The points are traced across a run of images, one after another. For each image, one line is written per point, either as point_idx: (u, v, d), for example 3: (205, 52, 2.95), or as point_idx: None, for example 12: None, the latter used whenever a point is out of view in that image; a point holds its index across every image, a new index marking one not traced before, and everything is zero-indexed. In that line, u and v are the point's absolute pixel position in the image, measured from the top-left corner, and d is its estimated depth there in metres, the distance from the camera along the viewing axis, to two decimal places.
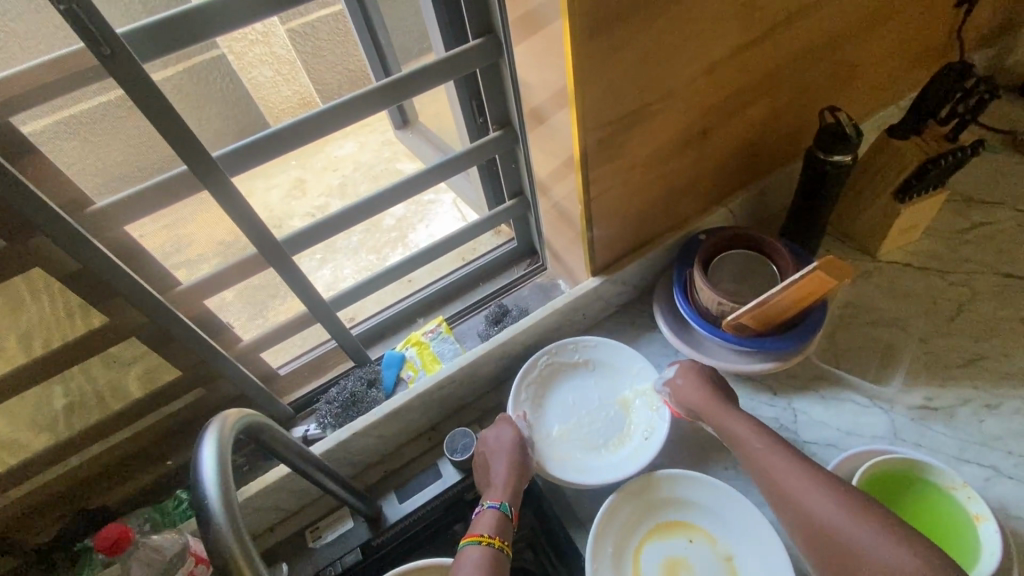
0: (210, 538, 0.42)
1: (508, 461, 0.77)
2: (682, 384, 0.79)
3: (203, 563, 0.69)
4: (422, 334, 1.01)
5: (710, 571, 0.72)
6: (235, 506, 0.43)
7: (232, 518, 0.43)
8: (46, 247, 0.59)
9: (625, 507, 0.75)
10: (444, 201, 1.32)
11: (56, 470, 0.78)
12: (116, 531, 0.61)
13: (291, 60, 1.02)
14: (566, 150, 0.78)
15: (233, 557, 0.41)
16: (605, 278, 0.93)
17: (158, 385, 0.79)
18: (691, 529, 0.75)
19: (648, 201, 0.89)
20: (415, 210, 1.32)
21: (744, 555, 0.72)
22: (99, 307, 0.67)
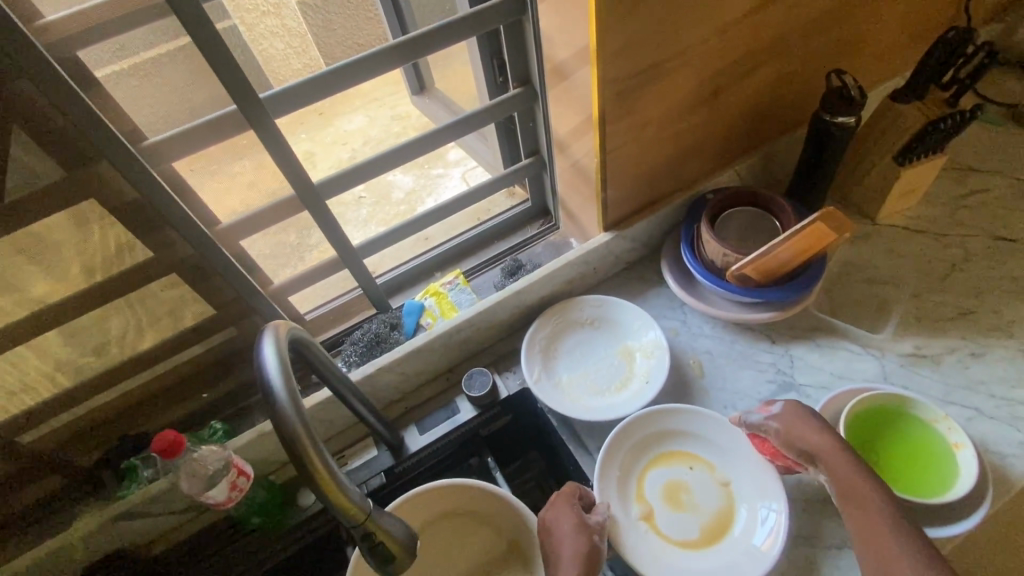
0: (280, 421, 0.48)
1: (581, 548, 0.68)
2: (796, 424, 0.72)
3: (244, 475, 0.76)
4: (441, 286, 1.06)
5: (707, 494, 0.78)
6: (296, 394, 0.49)
7: (295, 406, 0.48)
8: (106, 174, 0.65)
9: (631, 438, 0.81)
10: (453, 176, 1.39)
11: (104, 396, 0.83)
12: (170, 437, 0.67)
13: (302, 33, 1.19)
14: (585, 107, 0.82)
15: (297, 435, 0.47)
16: (616, 234, 0.97)
17: (196, 321, 0.85)
18: (692, 458, 0.81)
19: (660, 160, 0.93)
20: (425, 184, 1.39)
21: (740, 481, 0.78)
22: (152, 238, 0.73)
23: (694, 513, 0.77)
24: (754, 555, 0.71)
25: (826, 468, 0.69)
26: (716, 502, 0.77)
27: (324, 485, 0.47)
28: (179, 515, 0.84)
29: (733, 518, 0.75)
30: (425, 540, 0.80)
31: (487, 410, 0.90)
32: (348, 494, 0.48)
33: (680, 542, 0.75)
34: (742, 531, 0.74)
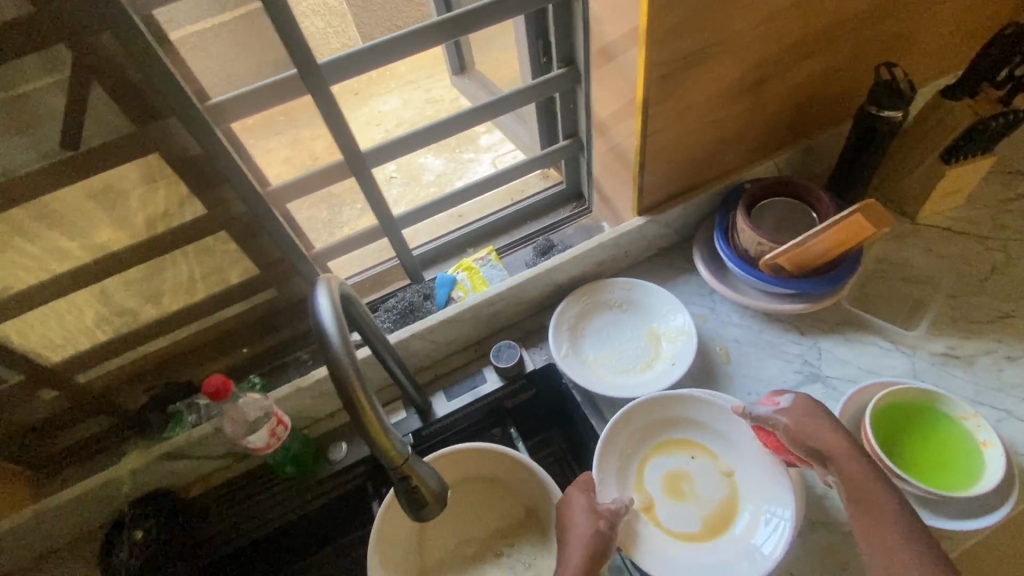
0: (332, 363, 0.50)
1: (592, 530, 0.68)
2: (807, 423, 0.70)
3: (282, 425, 0.80)
4: (473, 261, 1.08)
5: (709, 483, 0.80)
6: (347, 337, 0.52)
7: (346, 350, 0.51)
8: (173, 129, 0.69)
9: (636, 424, 0.83)
10: (483, 161, 1.40)
11: (153, 345, 0.88)
12: (220, 381, 0.70)
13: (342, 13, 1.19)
14: (629, 89, 0.83)
15: (348, 373, 0.49)
16: (650, 218, 0.98)
17: (240, 280, 0.89)
18: (694, 447, 0.82)
19: (700, 146, 0.93)
20: (454, 166, 1.39)
21: (741, 470, 0.79)
22: (208, 194, 0.77)
23: (696, 503, 0.79)
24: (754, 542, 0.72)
25: (836, 469, 0.67)
26: (718, 492, 0.79)
27: (369, 424, 0.50)
28: (216, 460, 0.89)
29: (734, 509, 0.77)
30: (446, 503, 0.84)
31: (514, 381, 0.93)
32: (390, 438, 0.51)
33: (681, 531, 0.76)
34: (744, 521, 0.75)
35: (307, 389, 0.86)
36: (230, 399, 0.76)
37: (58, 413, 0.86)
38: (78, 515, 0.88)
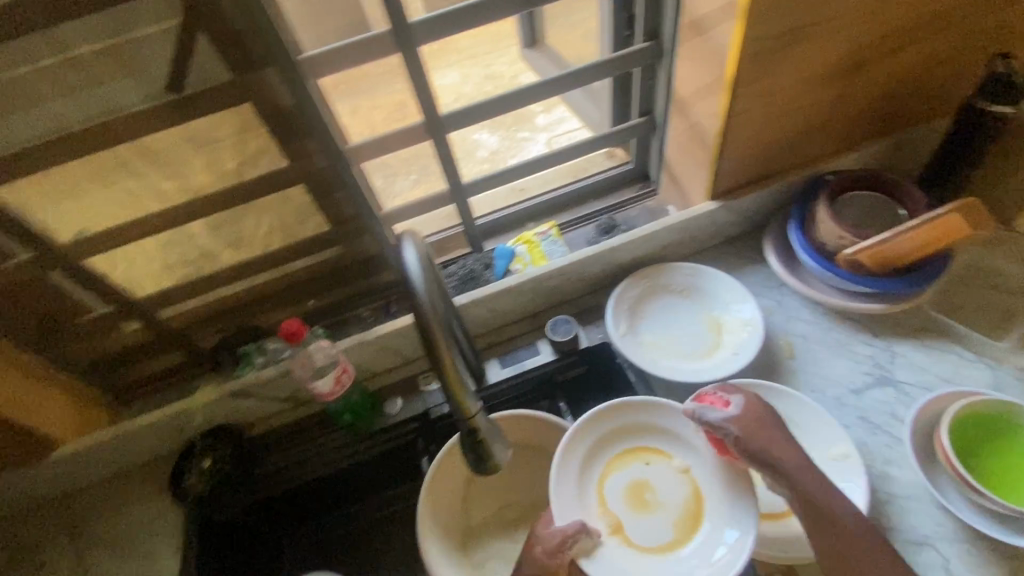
0: (417, 312, 0.52)
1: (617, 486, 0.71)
2: (756, 433, 0.65)
3: (348, 373, 0.85)
4: (534, 235, 1.07)
5: (670, 484, 0.77)
6: (432, 288, 0.53)
7: (430, 301, 0.52)
8: (269, 79, 0.71)
9: (587, 439, 0.78)
10: (537, 141, 1.37)
11: (227, 289, 0.93)
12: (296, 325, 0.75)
13: None
14: (718, 65, 0.80)
15: (432, 324, 0.51)
16: (722, 203, 0.96)
17: (311, 234, 0.92)
18: (646, 453, 0.79)
19: (784, 132, 0.89)
20: (508, 145, 1.35)
21: (696, 465, 0.77)
22: (293, 146, 0.79)
23: (661, 510, 0.75)
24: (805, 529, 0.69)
25: (784, 479, 0.63)
26: (679, 493, 0.76)
27: (447, 374, 0.52)
28: (281, 404, 0.94)
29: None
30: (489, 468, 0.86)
31: (568, 356, 0.93)
32: (465, 390, 0.53)
33: (652, 544, 0.73)
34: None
35: (369, 344, 0.91)
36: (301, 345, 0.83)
37: (142, 343, 0.93)
38: (150, 442, 0.93)
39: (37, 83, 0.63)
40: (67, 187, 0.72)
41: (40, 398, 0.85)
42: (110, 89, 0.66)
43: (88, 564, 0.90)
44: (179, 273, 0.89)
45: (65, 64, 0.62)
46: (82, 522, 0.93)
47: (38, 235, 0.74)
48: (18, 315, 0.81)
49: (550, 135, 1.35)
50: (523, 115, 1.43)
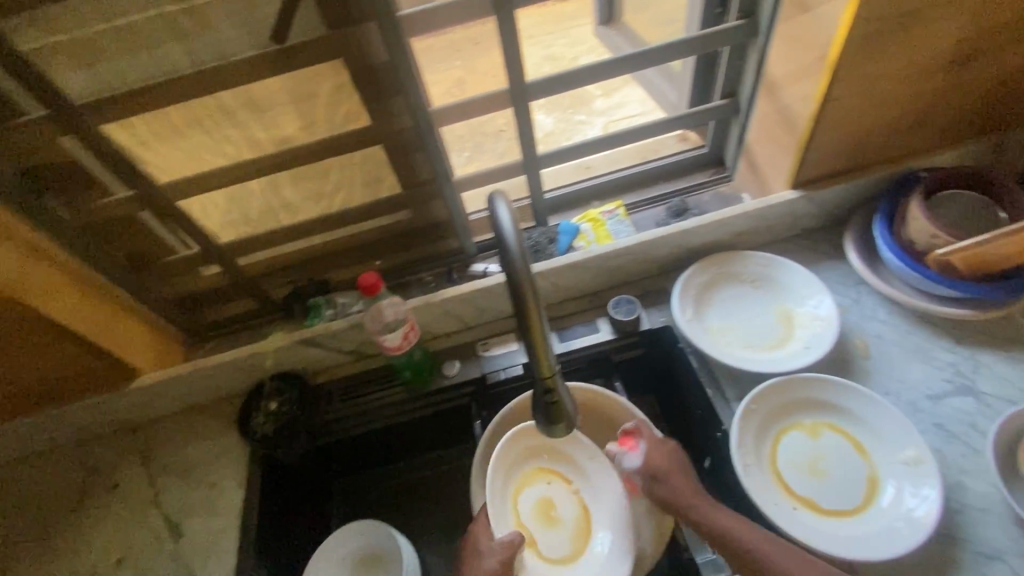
0: (508, 269, 0.52)
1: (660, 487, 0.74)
2: (660, 464, 0.74)
3: (414, 331, 0.88)
4: (600, 214, 1.06)
5: (568, 506, 0.83)
6: (523, 247, 0.53)
7: (522, 259, 0.52)
8: (370, 34, 0.73)
9: (506, 460, 0.82)
10: (593, 126, 1.25)
11: (304, 242, 0.97)
12: (373, 279, 0.79)
13: None
14: (822, 46, 0.77)
15: (523, 282, 0.51)
16: (804, 193, 0.92)
17: (386, 195, 0.94)
18: (550, 475, 0.85)
19: (880, 122, 0.85)
20: (563, 129, 1.25)
21: (591, 488, 0.84)
22: (382, 104, 0.81)
23: (563, 525, 0.83)
24: (900, 529, 0.67)
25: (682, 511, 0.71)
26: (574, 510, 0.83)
27: (533, 332, 0.52)
28: (345, 356, 0.97)
29: (871, 492, 0.72)
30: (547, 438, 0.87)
31: (628, 336, 0.92)
32: (548, 350, 0.53)
33: (552, 558, 0.80)
34: (888, 502, 0.70)
35: (434, 305, 0.94)
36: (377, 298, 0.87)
37: (221, 287, 0.98)
38: (224, 381, 0.96)
39: (153, 27, 0.66)
40: (172, 130, 0.76)
41: (125, 328, 0.90)
42: (220, 37, 0.69)
43: (162, 488, 0.91)
44: (261, 222, 0.93)
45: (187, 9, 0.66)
46: (154, 450, 0.95)
47: (142, 174, 0.78)
48: (111, 251, 0.87)
49: (608, 120, 1.24)
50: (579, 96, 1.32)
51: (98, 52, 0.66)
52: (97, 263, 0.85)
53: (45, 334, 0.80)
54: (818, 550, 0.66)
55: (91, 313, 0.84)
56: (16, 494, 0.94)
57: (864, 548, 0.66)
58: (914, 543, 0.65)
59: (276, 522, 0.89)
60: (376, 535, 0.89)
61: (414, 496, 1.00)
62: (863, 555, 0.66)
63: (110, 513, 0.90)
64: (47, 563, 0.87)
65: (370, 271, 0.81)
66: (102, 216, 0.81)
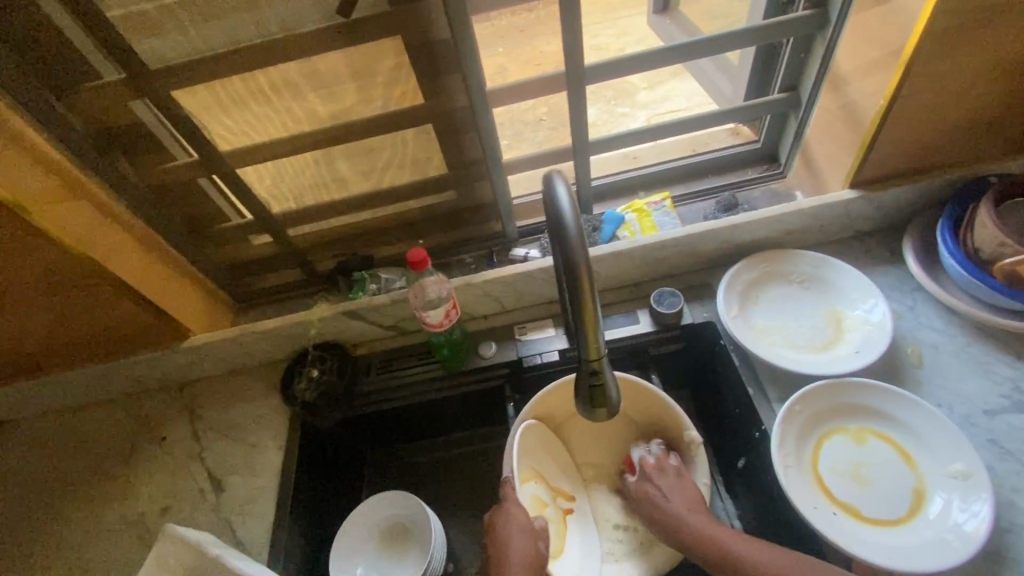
0: (563, 249, 0.53)
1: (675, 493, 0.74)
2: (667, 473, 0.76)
3: (456, 309, 0.90)
4: (646, 204, 1.05)
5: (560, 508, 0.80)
6: (580, 228, 0.53)
7: (578, 239, 0.52)
8: (434, 9, 0.73)
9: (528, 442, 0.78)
10: (635, 118, 1.18)
11: (353, 217, 0.99)
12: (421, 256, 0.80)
13: None
14: (897, 39, 0.74)
15: (578, 262, 0.51)
16: (863, 194, 0.89)
17: (434, 174, 0.95)
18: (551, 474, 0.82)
19: (952, 123, 0.81)
20: (604, 120, 1.19)
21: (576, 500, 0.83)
22: (439, 81, 0.82)
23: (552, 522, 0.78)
24: (949, 542, 0.65)
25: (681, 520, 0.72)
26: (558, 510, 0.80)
27: (584, 313, 0.52)
28: (386, 330, 1.00)
29: (916, 503, 0.70)
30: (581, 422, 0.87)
31: (668, 329, 0.91)
32: (597, 331, 0.53)
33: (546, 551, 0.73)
34: (935, 514, 0.68)
35: (475, 286, 0.94)
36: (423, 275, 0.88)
37: (271, 257, 1.02)
38: (269, 347, 0.99)
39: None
40: (237, 99, 0.78)
41: (181, 291, 0.93)
42: (289, 9, 0.71)
43: (207, 445, 0.95)
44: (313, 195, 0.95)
45: None
46: (201, 407, 1.00)
47: (207, 140, 0.81)
48: (171, 214, 0.90)
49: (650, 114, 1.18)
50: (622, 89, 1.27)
51: (178, 18, 0.69)
52: (158, 226, 0.89)
53: (110, 292, 0.83)
54: (860, 556, 0.65)
55: (153, 276, 0.87)
56: (74, 440, 1.00)
57: (907, 558, 0.65)
58: (963, 557, 0.63)
59: (313, 486, 0.92)
60: (406, 508, 0.91)
61: (442, 474, 1.03)
62: (908, 565, 0.64)
63: (158, 464, 0.94)
64: (99, 507, 0.92)
65: (419, 247, 0.82)
66: (166, 179, 0.85)
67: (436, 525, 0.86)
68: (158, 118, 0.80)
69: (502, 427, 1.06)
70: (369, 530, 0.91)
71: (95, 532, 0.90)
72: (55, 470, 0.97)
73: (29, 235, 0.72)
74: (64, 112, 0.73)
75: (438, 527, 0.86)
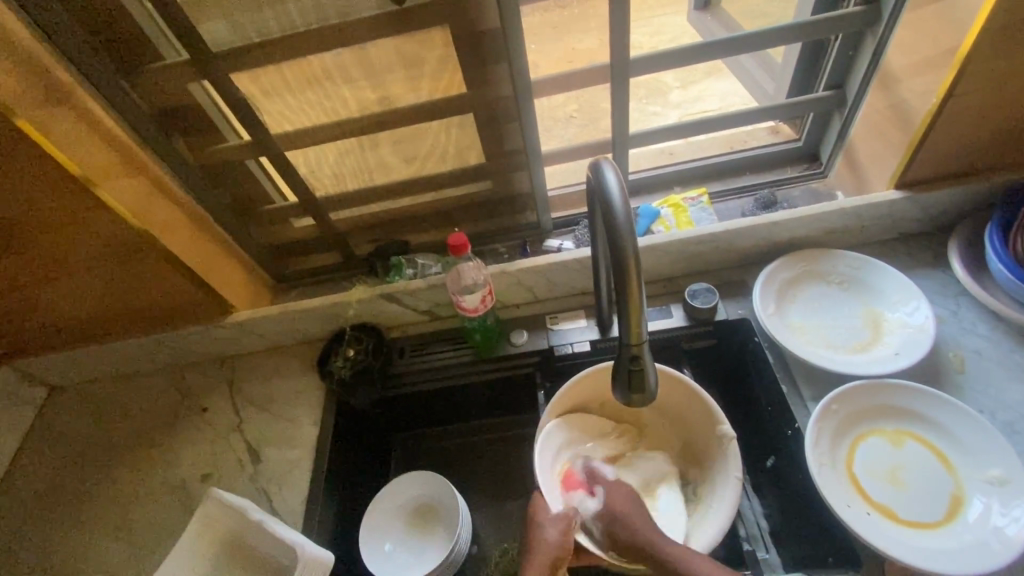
0: (612, 232, 0.54)
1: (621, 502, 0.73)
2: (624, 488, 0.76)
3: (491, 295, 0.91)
4: (682, 199, 1.05)
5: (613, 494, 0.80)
6: (630, 213, 0.54)
7: (627, 224, 0.53)
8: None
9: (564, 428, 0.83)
10: (670, 115, 1.17)
11: (393, 203, 1.01)
12: (461, 241, 0.82)
13: None
14: (954, 35, 0.72)
15: (627, 246, 0.52)
16: (908, 195, 0.88)
17: (473, 164, 0.97)
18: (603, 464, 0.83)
19: (1008, 123, 0.79)
20: (637, 116, 1.18)
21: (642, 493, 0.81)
22: (485, 71, 0.83)
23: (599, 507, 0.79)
24: (989, 546, 0.64)
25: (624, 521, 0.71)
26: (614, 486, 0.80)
27: (630, 297, 0.53)
28: (420, 315, 1.02)
29: (955, 506, 0.68)
30: (612, 412, 0.88)
31: (702, 324, 0.91)
32: (641, 316, 0.54)
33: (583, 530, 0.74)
34: (975, 517, 0.67)
35: (509, 274, 0.96)
36: (463, 259, 0.91)
37: (311, 239, 1.05)
38: (307, 326, 1.03)
39: None
40: (290, 84, 0.81)
41: (226, 269, 0.96)
42: None
43: (245, 418, 0.99)
44: (355, 179, 0.97)
45: None
46: (241, 381, 1.03)
47: (259, 122, 0.84)
48: (221, 194, 0.93)
49: (685, 110, 1.17)
50: (656, 84, 1.24)
51: (241, 4, 0.71)
52: (208, 205, 0.92)
53: (161, 267, 0.87)
54: (896, 557, 0.64)
55: (204, 253, 0.91)
56: (122, 408, 1.04)
57: (945, 562, 0.64)
58: (1004, 562, 0.62)
59: (346, 462, 0.94)
60: (432, 487, 0.93)
61: (468, 457, 1.05)
62: (943, 568, 0.63)
63: (199, 434, 0.98)
64: (144, 471, 0.96)
65: (459, 233, 0.85)
66: (218, 160, 0.88)
67: (464, 509, 0.88)
68: (214, 101, 0.83)
69: (529, 414, 1.07)
70: (396, 510, 0.93)
71: (139, 495, 0.94)
72: (103, 435, 1.02)
73: (90, 206, 0.76)
74: (129, 92, 0.77)
75: (464, 510, 0.87)
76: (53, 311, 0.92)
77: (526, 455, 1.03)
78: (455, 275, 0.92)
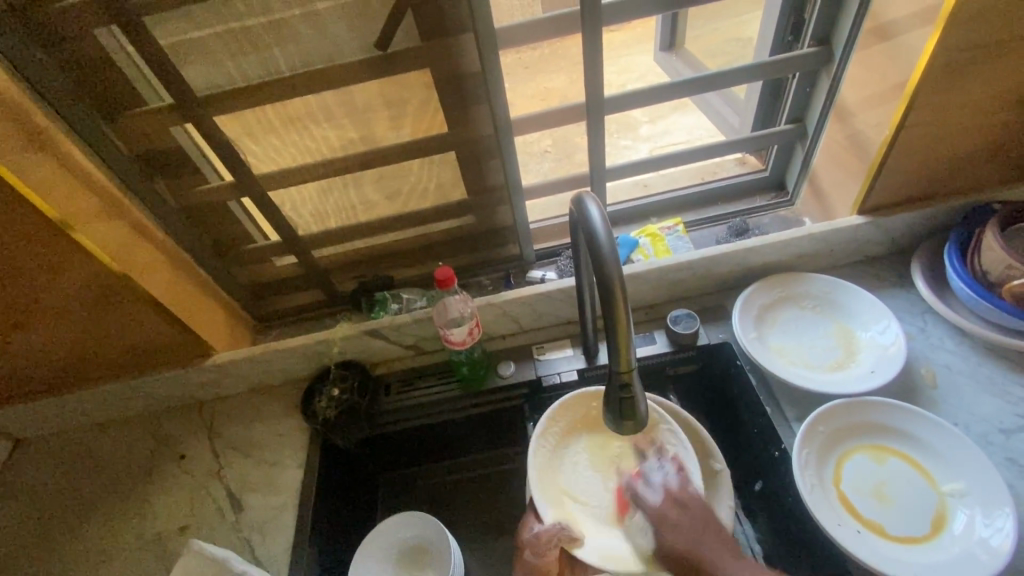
0: (596, 261, 0.55)
1: (690, 522, 0.64)
2: (679, 514, 0.64)
3: (480, 327, 0.92)
4: (659, 229, 1.08)
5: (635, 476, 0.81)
6: (612, 241, 0.56)
7: (611, 252, 0.55)
8: (467, 43, 0.79)
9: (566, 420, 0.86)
10: (640, 149, 1.22)
11: (376, 240, 1.02)
12: (447, 274, 0.83)
13: None
14: (901, 73, 0.78)
15: (614, 271, 0.54)
16: (869, 219, 0.93)
17: (454, 199, 0.99)
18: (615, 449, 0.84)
19: (955, 151, 0.85)
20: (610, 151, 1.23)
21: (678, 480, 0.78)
22: (466, 111, 0.87)
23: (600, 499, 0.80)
24: (977, 557, 0.66)
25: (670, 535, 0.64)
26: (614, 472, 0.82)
27: (618, 322, 0.54)
28: (404, 349, 1.01)
29: (940, 519, 0.70)
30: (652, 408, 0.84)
31: (685, 349, 0.93)
32: (629, 341, 0.55)
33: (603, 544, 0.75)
34: (960, 530, 0.69)
35: (496, 306, 0.97)
36: (449, 295, 0.92)
37: (293, 278, 1.04)
38: (290, 365, 1.01)
39: (275, 30, 0.72)
40: (275, 126, 0.83)
41: (206, 311, 0.94)
42: (332, 43, 0.75)
43: (225, 464, 0.95)
44: (339, 217, 0.98)
45: (307, 16, 0.72)
46: (221, 425, 1.00)
47: (243, 164, 0.85)
48: (202, 235, 0.92)
49: (654, 144, 1.22)
50: (626, 121, 1.31)
51: (227, 52, 0.73)
52: (189, 246, 0.91)
53: (141, 309, 0.86)
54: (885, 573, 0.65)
55: (185, 296, 0.89)
56: (91, 459, 1.00)
57: None
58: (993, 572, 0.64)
59: (332, 505, 0.92)
60: (421, 526, 0.90)
61: (458, 493, 1.03)
62: None
63: (176, 482, 0.94)
64: (114, 525, 0.92)
65: (446, 266, 0.85)
66: (200, 201, 0.88)
67: (456, 553, 0.85)
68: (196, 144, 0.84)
69: (518, 447, 1.06)
70: (385, 556, 0.89)
71: (109, 553, 0.89)
72: (70, 490, 0.97)
73: (69, 249, 0.75)
74: (109, 135, 0.76)
75: (456, 552, 0.84)
76: (19, 360, 0.88)
77: (517, 489, 1.02)
78: (439, 309, 0.93)
